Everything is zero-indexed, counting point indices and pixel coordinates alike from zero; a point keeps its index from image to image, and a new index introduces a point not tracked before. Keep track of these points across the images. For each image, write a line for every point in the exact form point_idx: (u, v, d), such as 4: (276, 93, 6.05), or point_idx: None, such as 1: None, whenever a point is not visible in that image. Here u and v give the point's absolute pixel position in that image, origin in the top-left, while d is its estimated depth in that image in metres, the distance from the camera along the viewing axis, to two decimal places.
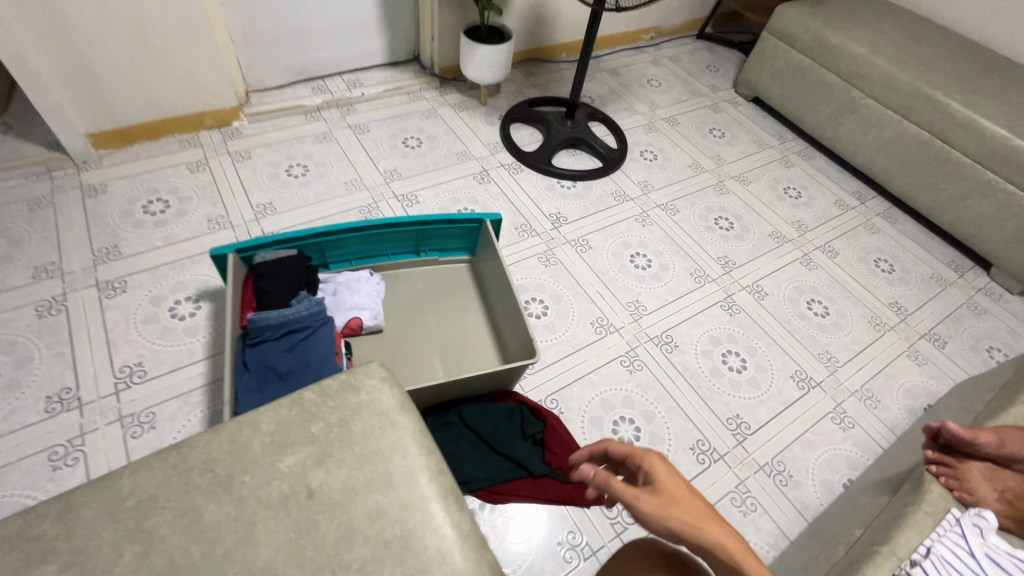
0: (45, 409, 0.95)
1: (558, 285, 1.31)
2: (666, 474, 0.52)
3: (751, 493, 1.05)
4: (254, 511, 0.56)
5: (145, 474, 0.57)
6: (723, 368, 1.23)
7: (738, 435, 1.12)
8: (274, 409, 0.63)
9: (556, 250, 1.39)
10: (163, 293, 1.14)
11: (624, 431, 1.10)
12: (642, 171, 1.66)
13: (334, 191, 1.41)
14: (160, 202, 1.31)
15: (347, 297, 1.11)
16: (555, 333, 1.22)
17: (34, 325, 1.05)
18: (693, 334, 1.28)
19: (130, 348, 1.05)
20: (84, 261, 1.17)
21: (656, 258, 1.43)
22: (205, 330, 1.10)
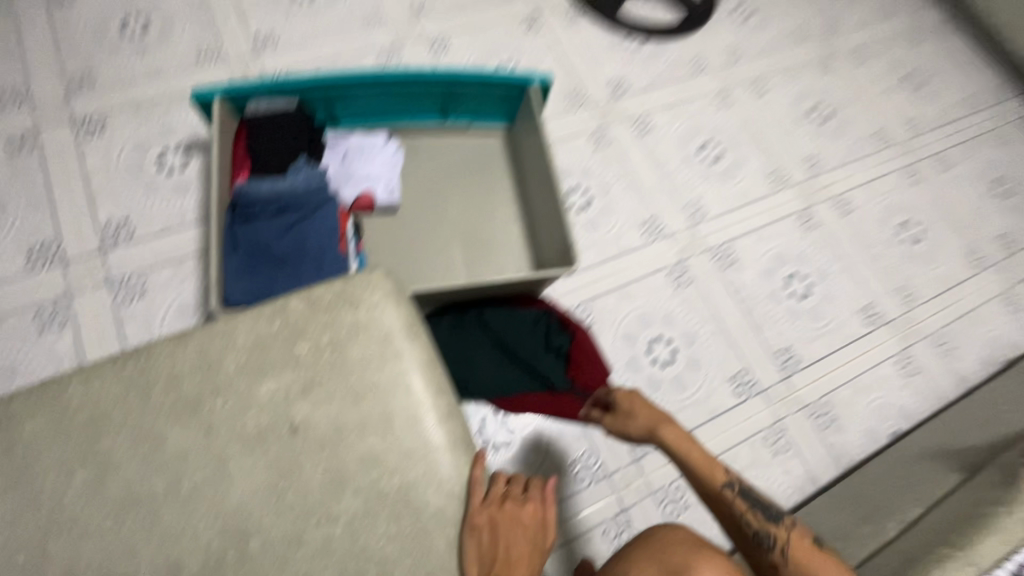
0: (28, 263, 0.87)
1: (607, 174, 1.10)
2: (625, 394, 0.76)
3: (786, 433, 0.96)
4: (228, 444, 0.47)
5: (98, 385, 0.48)
6: (783, 294, 1.07)
7: (785, 370, 1.01)
8: (252, 321, 0.51)
9: (611, 129, 1.14)
10: (147, 139, 0.98)
11: (659, 351, 0.98)
12: (732, 32, 1.31)
13: (348, 25, 1.15)
14: (139, 20, 1.07)
15: (358, 166, 0.94)
16: (597, 232, 1.05)
17: (6, 164, 0.92)
18: (757, 249, 1.10)
19: (114, 202, 0.93)
20: (54, 89, 0.99)
21: (729, 150, 1.18)
22: (198, 189, 0.96)
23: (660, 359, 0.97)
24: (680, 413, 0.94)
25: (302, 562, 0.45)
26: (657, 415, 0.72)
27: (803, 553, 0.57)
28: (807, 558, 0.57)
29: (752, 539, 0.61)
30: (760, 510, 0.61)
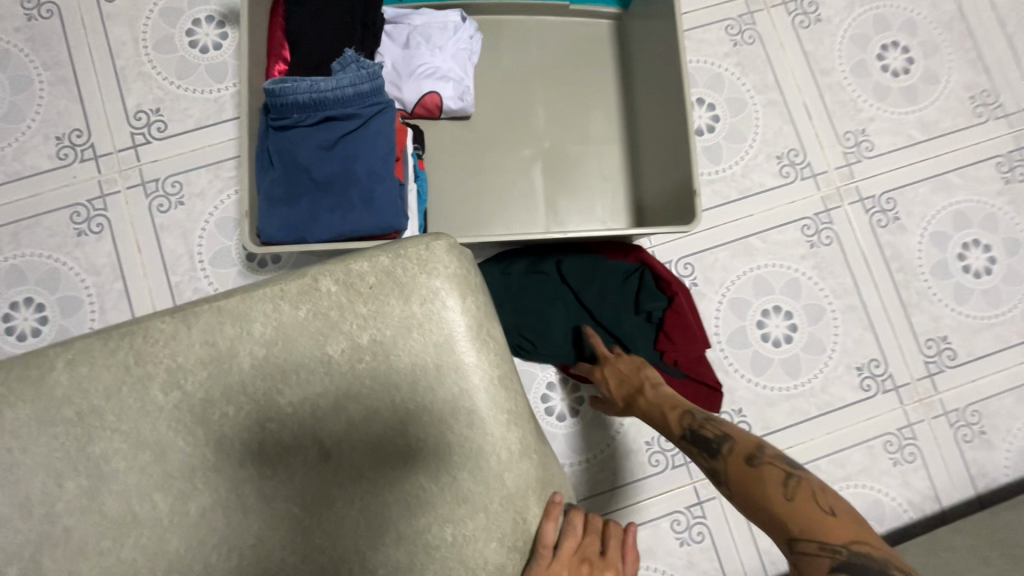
0: (57, 155, 0.77)
1: (743, 82, 0.83)
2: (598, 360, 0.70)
3: (916, 441, 0.78)
4: (243, 463, 0.37)
5: (85, 370, 0.37)
6: (954, 267, 0.82)
7: (932, 365, 0.80)
8: (272, 304, 0.38)
9: (760, 16, 0.84)
10: (177, 4, 0.80)
11: (773, 326, 0.79)
12: None
13: None
14: None
15: (424, 55, 0.73)
16: (718, 164, 0.81)
17: (24, 29, 0.79)
18: (930, 203, 0.83)
19: (142, 85, 0.79)
20: None
21: (923, 57, 0.85)
22: (235, 73, 0.79)
23: (773, 335, 0.79)
24: (785, 403, 0.78)
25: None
26: (613, 373, 0.67)
27: (748, 482, 0.49)
28: (750, 486, 0.48)
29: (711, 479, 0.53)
30: (705, 448, 0.53)
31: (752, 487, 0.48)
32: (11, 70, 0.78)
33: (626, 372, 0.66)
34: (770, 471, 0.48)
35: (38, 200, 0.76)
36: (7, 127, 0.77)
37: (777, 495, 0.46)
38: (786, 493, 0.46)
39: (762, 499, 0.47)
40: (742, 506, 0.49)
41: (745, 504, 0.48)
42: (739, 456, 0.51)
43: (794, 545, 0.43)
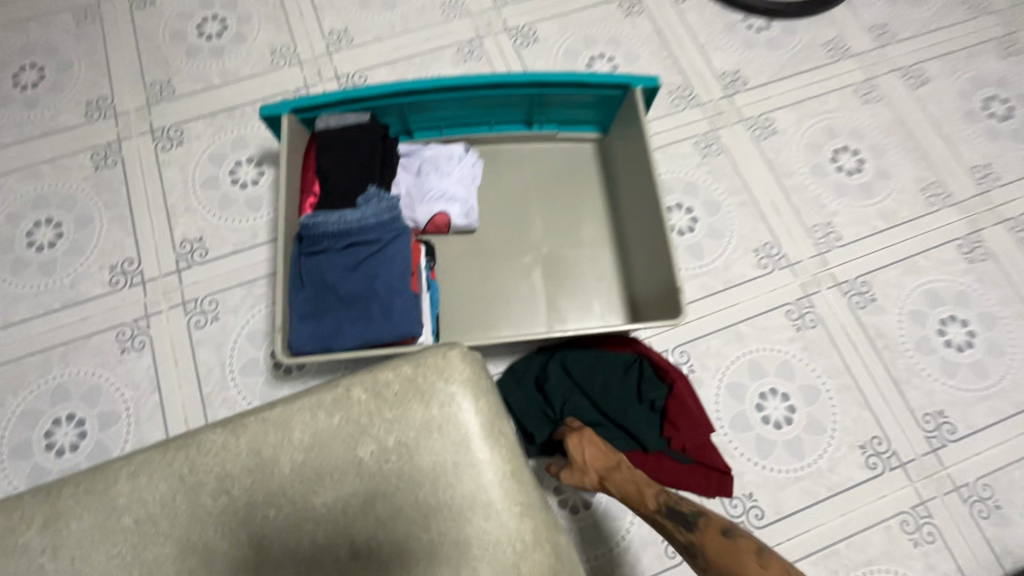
0: (109, 281, 0.86)
1: (716, 187, 0.94)
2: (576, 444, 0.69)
3: (933, 520, 0.78)
4: (280, 564, 0.40)
5: (145, 481, 0.42)
6: (937, 341, 0.87)
7: (934, 440, 0.82)
8: (310, 414, 0.44)
9: (723, 132, 0.97)
10: (223, 150, 0.94)
11: (772, 408, 0.83)
12: (882, 7, 1.07)
13: (427, 17, 1.04)
14: (216, 21, 1.03)
15: (433, 182, 0.84)
16: (701, 259, 0.90)
17: (92, 177, 0.92)
18: (903, 284, 0.89)
19: (188, 217, 0.90)
20: (136, 98, 0.97)
21: (873, 157, 0.97)
22: (269, 203, 0.91)
23: (773, 417, 0.82)
24: (794, 485, 0.79)
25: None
26: (593, 449, 0.68)
27: (724, 555, 0.51)
28: (725, 559, 0.50)
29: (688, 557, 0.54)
30: (682, 523, 0.55)
31: (727, 561, 0.50)
32: (77, 211, 0.90)
33: (599, 451, 0.68)
34: (742, 543, 0.51)
35: (89, 322, 0.84)
36: (67, 259, 0.87)
37: (753, 564, 0.48)
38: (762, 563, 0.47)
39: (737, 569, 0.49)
40: None
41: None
42: (716, 530, 0.53)
43: None
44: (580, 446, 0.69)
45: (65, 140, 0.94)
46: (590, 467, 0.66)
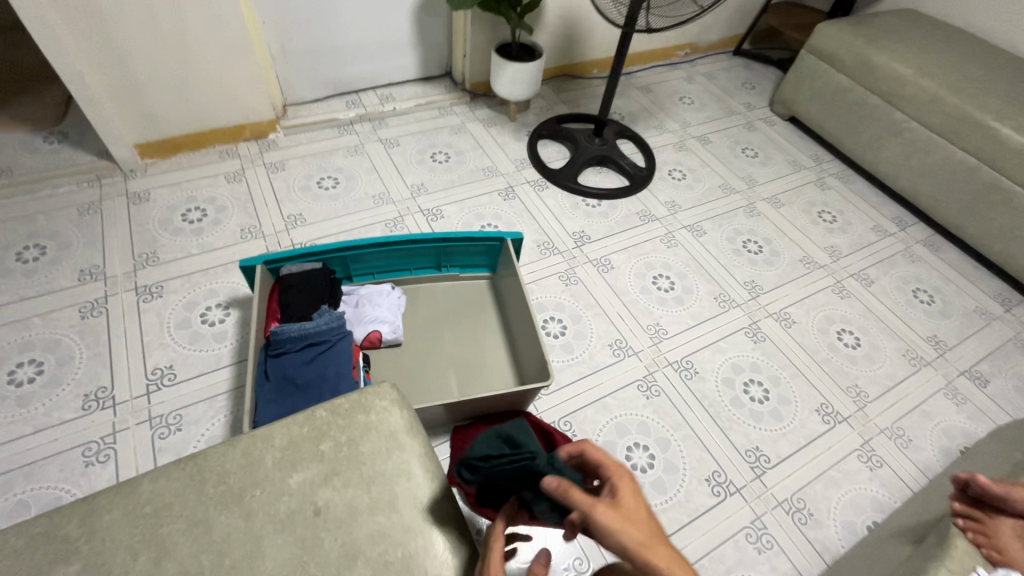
0: (82, 407, 1.01)
1: (576, 304, 1.31)
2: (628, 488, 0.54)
3: (767, 530, 1.01)
4: (263, 525, 0.58)
5: (162, 482, 0.60)
6: (744, 398, 1.20)
7: (756, 469, 1.09)
8: (287, 426, 0.65)
9: (577, 269, 1.38)
10: (196, 299, 1.20)
11: (637, 458, 1.08)
12: (669, 190, 1.64)
13: (363, 204, 1.45)
14: (198, 210, 1.37)
15: (368, 310, 1.14)
16: (572, 354, 1.21)
17: (78, 325, 1.12)
18: (714, 360, 1.25)
19: (161, 351, 1.11)
20: (125, 265, 1.23)
21: (680, 280, 1.41)
22: (233, 337, 1.15)
23: (639, 464, 1.06)
24: (663, 516, 1.01)
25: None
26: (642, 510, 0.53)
27: None
28: None
29: None
30: None
31: None
32: (59, 352, 1.08)
33: (651, 520, 0.51)
34: None
35: (58, 443, 0.96)
36: (45, 392, 1.02)
37: None
38: None
39: None
40: None
41: None
42: None
43: None
44: (631, 500, 0.52)
45: (57, 298, 1.16)
46: (643, 530, 0.50)
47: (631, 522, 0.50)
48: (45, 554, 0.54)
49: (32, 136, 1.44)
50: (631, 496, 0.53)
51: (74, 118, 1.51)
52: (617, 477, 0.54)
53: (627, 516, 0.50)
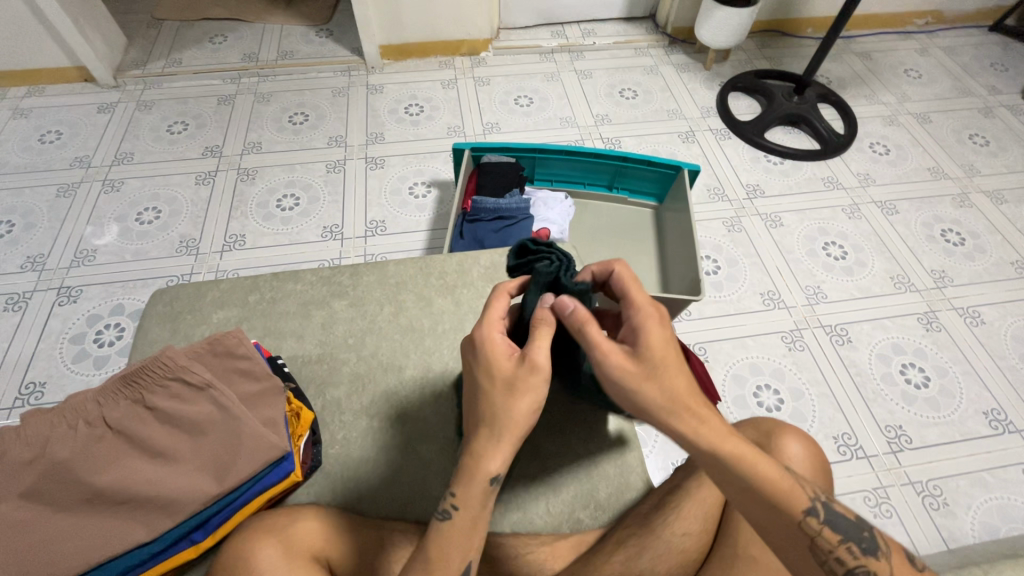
0: (321, 236, 1.32)
1: (735, 250, 1.32)
2: (652, 333, 0.52)
3: (889, 500, 0.99)
4: (467, 313, 0.76)
5: (403, 265, 0.80)
6: (899, 379, 1.14)
7: (894, 445, 1.06)
8: (490, 254, 0.82)
9: (744, 219, 1.39)
10: (407, 176, 1.45)
11: (765, 398, 1.10)
12: (866, 163, 1.52)
13: (551, 124, 1.59)
14: (417, 106, 1.61)
15: (542, 211, 1.26)
16: (721, 292, 1.25)
17: (324, 176, 1.44)
18: (874, 335, 1.20)
19: (378, 209, 1.38)
20: (360, 139, 1.52)
21: (854, 252, 1.34)
22: (431, 210, 1.38)
23: (766, 403, 1.09)
24: None
25: None
26: (666, 350, 0.51)
27: (792, 543, 0.47)
28: (790, 544, 0.47)
29: (764, 520, 0.47)
30: (770, 505, 0.47)
31: (794, 546, 0.47)
32: (310, 193, 1.40)
33: (676, 361, 0.51)
34: (822, 533, 0.47)
35: (304, 256, 1.29)
36: (298, 219, 1.35)
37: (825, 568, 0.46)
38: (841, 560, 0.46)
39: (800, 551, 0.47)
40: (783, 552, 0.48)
41: (788, 550, 0.47)
42: (806, 522, 0.47)
43: None
44: (655, 344, 0.51)
45: (312, 154, 1.49)
46: (664, 370, 0.50)
47: (648, 385, 0.50)
48: (329, 288, 0.77)
49: (308, 30, 1.79)
50: (651, 340, 0.52)
51: (337, 19, 1.84)
52: (640, 316, 0.54)
53: (646, 365, 0.50)
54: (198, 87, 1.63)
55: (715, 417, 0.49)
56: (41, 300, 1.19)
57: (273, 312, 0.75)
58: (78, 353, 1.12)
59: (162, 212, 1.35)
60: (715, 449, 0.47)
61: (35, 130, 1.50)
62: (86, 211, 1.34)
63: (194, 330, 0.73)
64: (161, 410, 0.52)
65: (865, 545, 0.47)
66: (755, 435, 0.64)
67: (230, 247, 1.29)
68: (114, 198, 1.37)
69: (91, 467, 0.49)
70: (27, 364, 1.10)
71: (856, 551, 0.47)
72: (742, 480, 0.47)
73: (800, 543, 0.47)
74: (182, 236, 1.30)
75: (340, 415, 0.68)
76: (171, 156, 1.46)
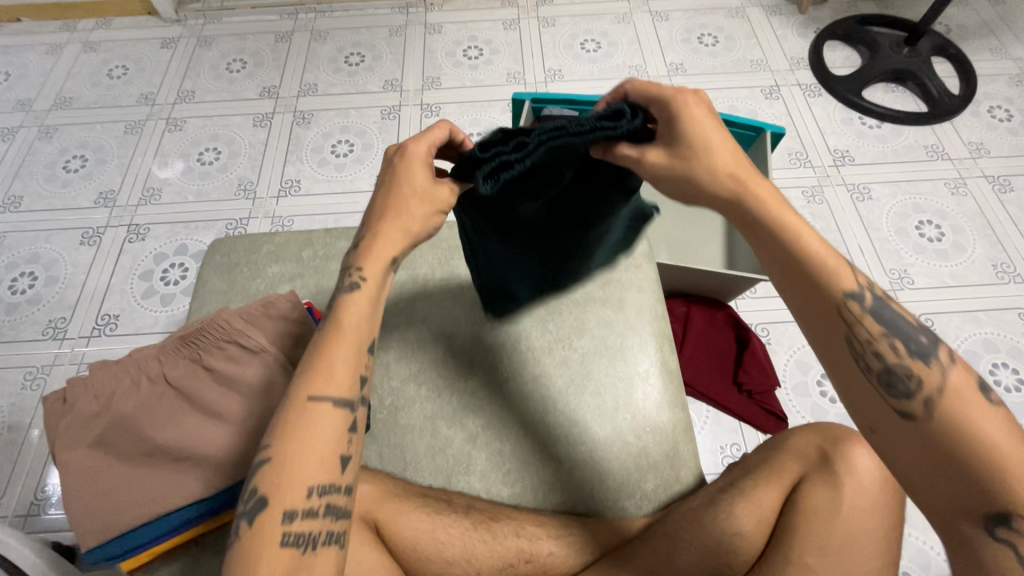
0: (374, 185, 1.30)
1: (813, 224, 1.21)
2: (708, 126, 0.48)
3: None
4: None
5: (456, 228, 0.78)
6: (987, 380, 1.04)
7: None
8: None
9: (827, 189, 1.26)
10: (462, 125, 1.39)
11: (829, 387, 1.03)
12: (981, 130, 1.33)
13: (618, 73, 1.46)
14: (476, 49, 1.52)
15: None
16: None
17: (378, 122, 1.40)
18: (963, 328, 1.08)
19: None
20: (415, 84, 1.46)
21: (952, 233, 1.20)
22: None
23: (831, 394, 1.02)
24: None
25: (547, 365, 0.70)
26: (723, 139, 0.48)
27: (833, 333, 0.44)
28: (831, 337, 0.45)
29: (820, 311, 0.45)
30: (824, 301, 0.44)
31: (836, 341, 0.44)
32: (364, 140, 1.37)
33: (731, 153, 0.48)
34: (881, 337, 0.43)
35: (357, 204, 1.28)
36: (352, 166, 1.33)
37: (877, 358, 0.43)
38: (897, 350, 0.43)
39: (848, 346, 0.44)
40: (833, 355, 0.45)
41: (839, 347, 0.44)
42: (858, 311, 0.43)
43: (900, 411, 0.41)
44: (712, 132, 0.48)
45: (367, 99, 1.44)
46: (724, 160, 0.47)
47: (700, 165, 0.48)
48: None
49: None
50: (717, 133, 0.48)
51: None
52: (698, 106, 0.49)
53: (703, 150, 0.48)
54: (255, 23, 1.59)
55: (772, 197, 0.47)
56: (113, 235, 1.25)
57: (326, 270, 0.75)
58: (146, 290, 1.17)
59: (221, 152, 1.36)
60: (775, 226, 0.46)
61: (103, 65, 1.52)
62: (152, 149, 1.37)
63: (251, 283, 0.74)
64: (217, 370, 0.53)
65: (916, 348, 0.43)
66: (822, 440, 0.58)
67: (285, 192, 1.30)
68: (177, 137, 1.39)
69: (150, 423, 0.51)
70: (102, 296, 1.16)
71: (901, 350, 0.43)
72: (780, 246, 0.45)
73: (838, 329, 0.44)
74: (240, 179, 1.32)
75: (389, 380, 0.69)
76: (230, 96, 1.45)
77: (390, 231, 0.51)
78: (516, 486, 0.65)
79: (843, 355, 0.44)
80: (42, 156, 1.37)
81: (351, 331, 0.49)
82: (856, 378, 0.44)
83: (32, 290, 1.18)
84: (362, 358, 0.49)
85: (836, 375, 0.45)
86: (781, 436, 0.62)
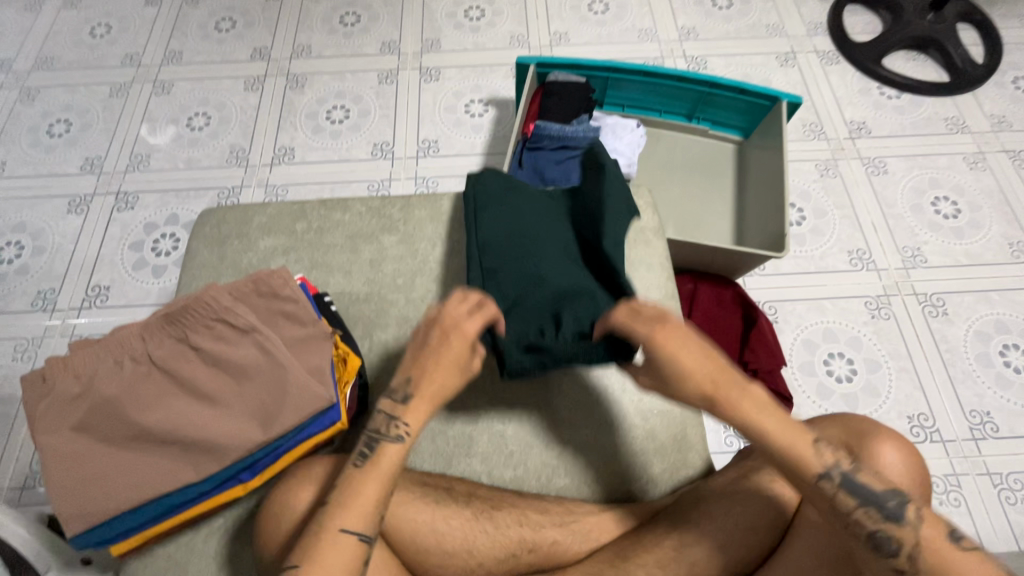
0: (371, 153, 1.25)
1: (825, 199, 1.17)
2: (674, 343, 0.54)
3: (959, 488, 0.92)
4: None
5: (457, 201, 0.75)
6: (997, 361, 1.02)
7: (976, 431, 0.96)
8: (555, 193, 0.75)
9: (841, 162, 1.21)
10: (463, 91, 1.33)
11: (836, 367, 1.01)
12: (1004, 102, 1.27)
13: (627, 37, 1.39)
14: (477, 10, 1.44)
15: (610, 140, 1.12)
16: (803, 246, 1.12)
17: (375, 87, 1.34)
18: (975, 309, 1.06)
19: (431, 127, 1.28)
20: (414, 46, 1.39)
21: (969, 210, 1.16)
22: (487, 131, 1.28)
23: (837, 374, 1.00)
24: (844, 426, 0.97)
25: None
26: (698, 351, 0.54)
27: (830, 530, 0.52)
28: (827, 532, 0.52)
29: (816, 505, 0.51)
30: (811, 497, 0.51)
31: (828, 535, 0.52)
32: (361, 106, 1.31)
33: (712, 362, 0.54)
34: (860, 513, 0.49)
35: (354, 174, 1.23)
36: (348, 134, 1.28)
37: (861, 535, 0.49)
38: (874, 516, 0.49)
39: (841, 534, 0.51)
40: (830, 542, 0.53)
41: (833, 544, 0.52)
42: (841, 497, 0.50)
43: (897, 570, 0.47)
44: (688, 356, 0.54)
45: (364, 62, 1.37)
46: (703, 376, 0.53)
47: (683, 388, 0.54)
48: (380, 221, 0.73)
49: None
50: (693, 356, 0.54)
51: None
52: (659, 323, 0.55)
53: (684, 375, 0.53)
54: None
55: (760, 407, 0.52)
56: (101, 203, 1.20)
57: (321, 244, 0.71)
58: (137, 261, 1.14)
59: (212, 118, 1.30)
60: (759, 436, 0.52)
61: (85, 23, 1.44)
62: (139, 113, 1.31)
63: (242, 257, 0.70)
64: (205, 350, 0.51)
65: (888, 511, 0.48)
66: (846, 435, 0.57)
67: (279, 160, 1.25)
68: (165, 100, 1.33)
69: (137, 406, 0.49)
70: (92, 267, 1.13)
71: (876, 514, 0.49)
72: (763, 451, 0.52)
73: (832, 522, 0.51)
74: (232, 146, 1.26)
75: (387, 359, 0.66)
76: (219, 58, 1.38)
77: (425, 390, 0.55)
78: (519, 469, 0.63)
79: (841, 534, 0.50)
80: (25, 120, 1.31)
81: (384, 472, 0.52)
82: (853, 554, 0.50)
83: (19, 260, 1.15)
84: (382, 496, 0.51)
85: (837, 548, 0.52)
86: (802, 426, 0.61)
